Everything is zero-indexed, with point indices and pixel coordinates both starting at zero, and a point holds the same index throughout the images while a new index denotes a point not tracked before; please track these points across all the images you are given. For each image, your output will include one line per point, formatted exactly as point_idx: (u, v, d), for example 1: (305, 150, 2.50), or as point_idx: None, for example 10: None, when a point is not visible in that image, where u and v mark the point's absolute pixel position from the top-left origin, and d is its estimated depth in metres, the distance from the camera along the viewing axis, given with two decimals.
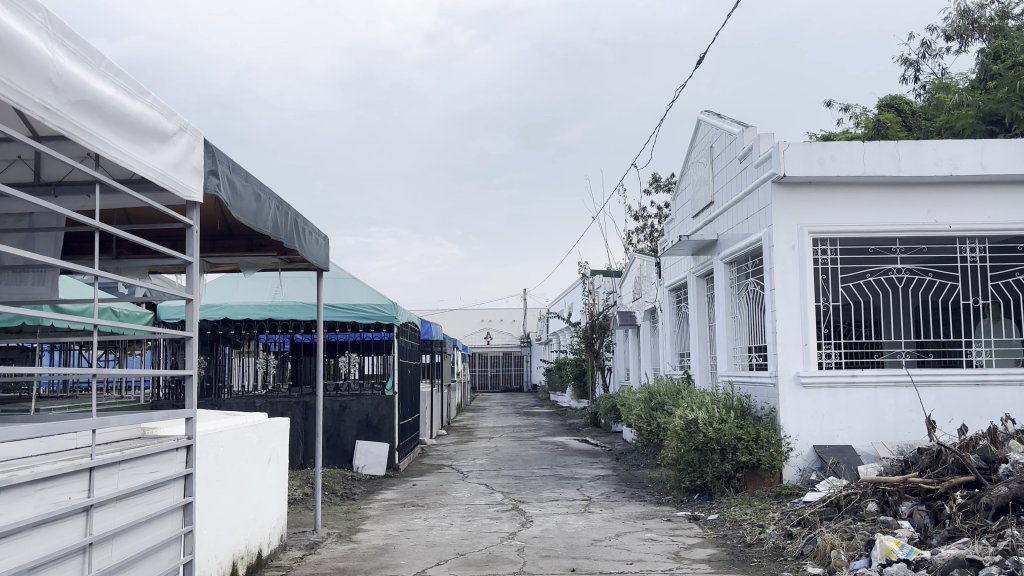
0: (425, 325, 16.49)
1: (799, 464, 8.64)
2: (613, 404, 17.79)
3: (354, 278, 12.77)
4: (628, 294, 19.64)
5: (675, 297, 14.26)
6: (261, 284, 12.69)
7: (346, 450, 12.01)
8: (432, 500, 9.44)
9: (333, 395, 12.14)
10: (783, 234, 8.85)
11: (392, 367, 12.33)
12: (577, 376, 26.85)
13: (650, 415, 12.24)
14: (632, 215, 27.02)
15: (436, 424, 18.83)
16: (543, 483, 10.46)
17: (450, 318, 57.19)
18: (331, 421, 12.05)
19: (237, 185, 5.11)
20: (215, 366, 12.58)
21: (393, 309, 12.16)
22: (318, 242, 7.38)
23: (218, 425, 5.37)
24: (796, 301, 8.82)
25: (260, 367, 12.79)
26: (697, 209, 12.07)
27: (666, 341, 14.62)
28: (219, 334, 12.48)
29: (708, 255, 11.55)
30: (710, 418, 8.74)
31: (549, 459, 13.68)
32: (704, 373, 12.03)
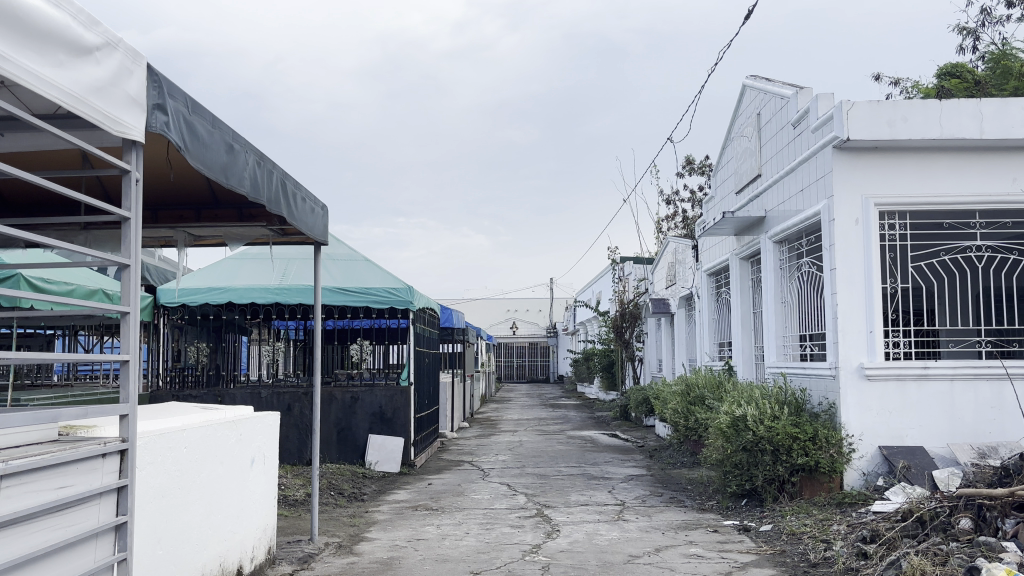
0: (447, 312, 15.63)
1: (863, 467, 7.58)
2: (645, 397, 16.78)
3: (368, 260, 11.90)
4: (661, 280, 18.59)
5: (714, 281, 13.24)
6: (269, 266, 11.86)
7: (358, 445, 11.09)
8: (447, 503, 8.52)
9: (343, 386, 11.23)
10: (845, 206, 7.78)
11: (409, 357, 11.45)
12: (606, 367, 25.84)
13: (688, 411, 11.28)
14: (664, 199, 25.93)
15: (458, 416, 17.94)
16: (571, 484, 9.51)
17: (475, 308, 56.35)
18: (341, 415, 11.11)
19: (201, 129, 4.19)
20: (224, 355, 11.77)
21: (410, 293, 11.28)
22: (313, 211, 6.47)
23: (178, 425, 4.47)
24: (860, 282, 7.75)
25: (269, 355, 11.97)
26: (741, 184, 11.02)
27: (703, 330, 13.62)
28: (223, 320, 11.66)
29: (754, 234, 10.50)
30: (761, 416, 7.78)
31: (577, 455, 12.72)
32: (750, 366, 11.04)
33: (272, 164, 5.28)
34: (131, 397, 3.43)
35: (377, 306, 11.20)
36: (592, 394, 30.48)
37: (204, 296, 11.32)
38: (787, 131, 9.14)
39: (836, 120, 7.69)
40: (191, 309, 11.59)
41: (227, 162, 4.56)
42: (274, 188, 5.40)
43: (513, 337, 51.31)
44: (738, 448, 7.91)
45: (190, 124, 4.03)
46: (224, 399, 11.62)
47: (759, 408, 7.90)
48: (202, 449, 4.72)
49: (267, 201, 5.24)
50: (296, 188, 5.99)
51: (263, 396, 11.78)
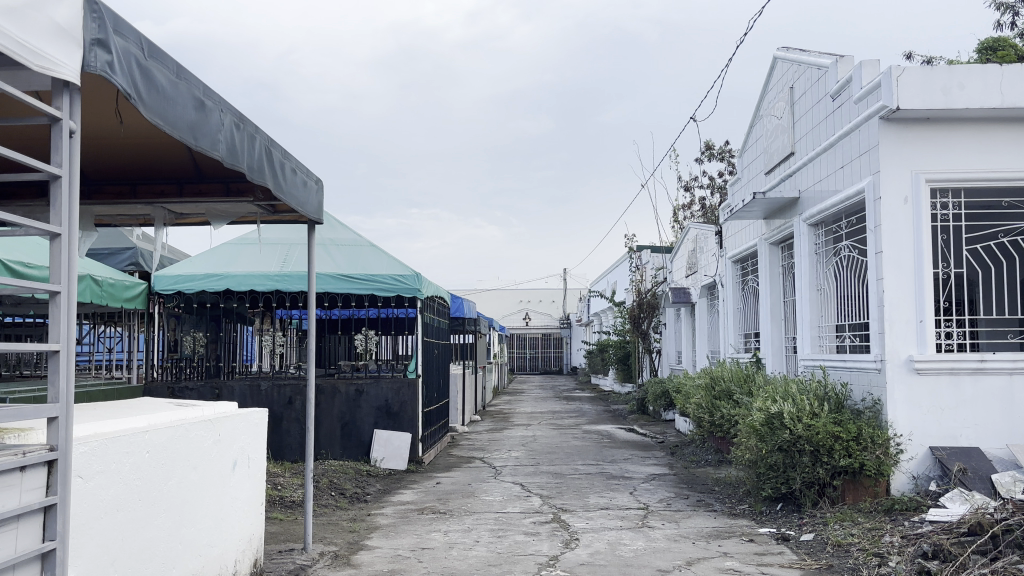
0: (457, 301, 15.01)
1: (912, 470, 6.88)
2: (664, 390, 16.14)
3: (373, 245, 11.27)
4: (681, 269, 17.90)
5: (740, 269, 12.55)
6: (270, 252, 11.25)
7: (363, 440, 10.48)
8: (456, 506, 7.89)
9: (348, 378, 10.60)
10: (893, 183, 7.07)
11: (416, 347, 10.82)
12: (622, 358, 25.17)
13: (713, 406, 10.69)
14: (682, 187, 25.18)
15: (469, 410, 17.32)
16: (590, 485, 8.86)
17: (488, 299, 55.79)
18: (345, 408, 10.50)
19: (161, 79, 3.56)
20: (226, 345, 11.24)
21: (417, 280, 10.68)
22: (306, 186, 5.84)
23: (139, 426, 3.85)
24: (910, 266, 7.04)
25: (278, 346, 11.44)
26: (772, 162, 10.30)
27: (727, 321, 12.93)
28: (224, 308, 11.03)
29: (786, 217, 9.79)
30: (799, 412, 7.14)
31: (595, 452, 12.08)
32: (789, 362, 10.19)
33: (254, 128, 4.65)
34: (61, 397, 2.80)
35: (383, 294, 10.59)
36: (608, 385, 29.85)
37: (200, 283, 10.70)
38: (825, 103, 8.42)
39: (884, 89, 6.97)
40: (187, 296, 10.97)
41: (197, 120, 3.93)
42: (258, 156, 4.77)
43: (525, 328, 50.75)
44: (775, 447, 7.22)
45: (147, 71, 3.39)
46: (221, 393, 10.86)
47: (796, 404, 7.27)
48: (170, 453, 4.09)
49: (249, 169, 4.61)
50: (286, 159, 5.35)
51: (263, 390, 10.83)
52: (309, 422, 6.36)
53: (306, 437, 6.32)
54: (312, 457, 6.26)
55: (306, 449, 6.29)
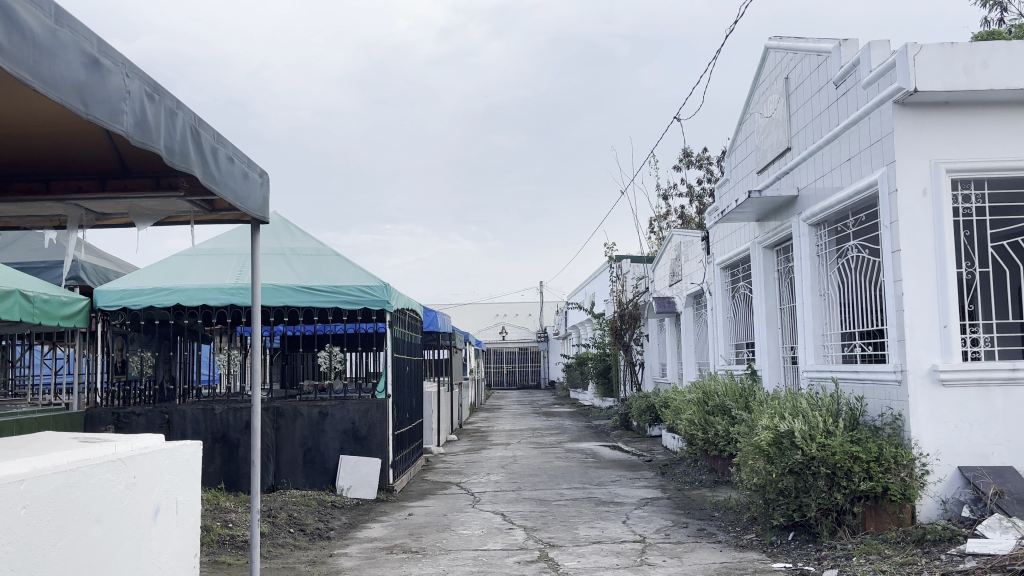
0: (430, 315, 14.19)
1: (941, 493, 6.14)
2: (649, 404, 15.43)
3: (337, 254, 10.43)
4: (664, 277, 17.21)
5: (729, 276, 11.85)
6: (225, 264, 10.34)
7: (329, 467, 9.60)
8: (430, 543, 7.02)
9: (311, 399, 9.69)
10: (910, 174, 6.37)
11: (386, 364, 9.93)
12: (602, 372, 24.44)
13: (706, 422, 10.00)
14: (661, 194, 24.56)
15: (445, 429, 16.46)
16: (577, 513, 8.05)
17: (463, 313, 54.92)
18: (308, 433, 9.62)
19: (29, 20, 2.73)
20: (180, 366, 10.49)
21: (386, 291, 9.87)
22: (250, 179, 5.00)
23: (13, 475, 3.02)
24: (932, 266, 6.33)
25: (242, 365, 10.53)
26: (765, 160, 9.62)
27: (716, 331, 12.23)
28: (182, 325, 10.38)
29: (783, 217, 9.08)
30: (810, 431, 6.43)
31: (580, 474, 11.27)
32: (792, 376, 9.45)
33: (173, 103, 3.82)
34: None
35: (349, 306, 9.78)
36: (587, 400, 29.11)
37: (147, 299, 9.77)
38: (829, 91, 7.73)
39: (900, 69, 6.27)
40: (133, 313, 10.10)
41: (89, 82, 3.10)
42: (182, 137, 3.93)
43: (502, 342, 49.94)
44: (787, 471, 6.46)
45: (2, 6, 2.57)
46: (171, 419, 9.73)
47: (807, 421, 6.55)
48: (60, 506, 3.25)
49: (167, 152, 3.78)
50: (222, 146, 4.51)
51: (218, 414, 9.71)
52: (257, 458, 5.39)
53: (253, 473, 5.37)
54: (260, 499, 5.29)
55: (253, 488, 5.36)
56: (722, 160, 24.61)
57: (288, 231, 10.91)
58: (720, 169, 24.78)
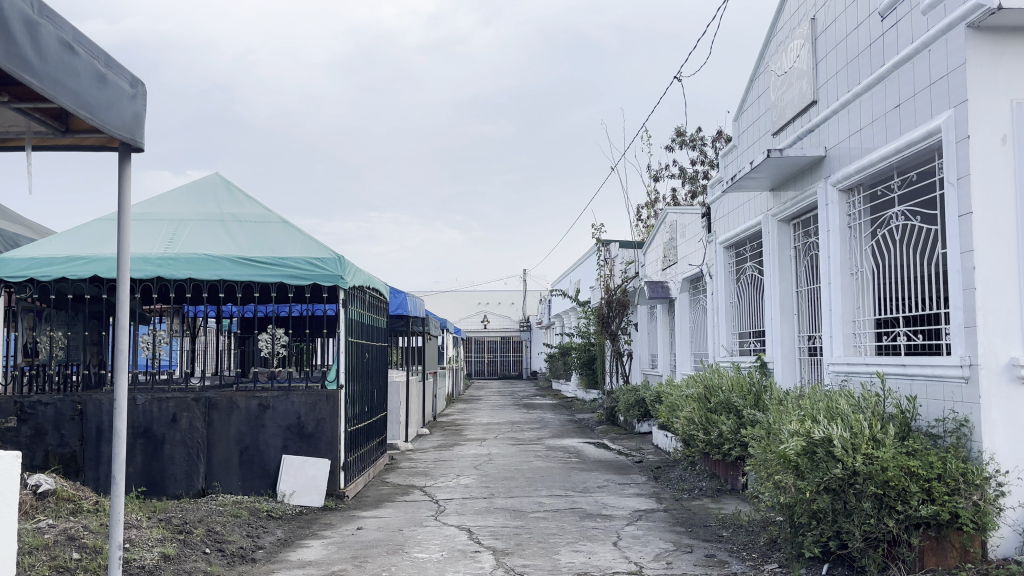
0: (398, 296, 12.81)
1: (1021, 521, 4.85)
2: (639, 398, 14.15)
3: (286, 221, 9.02)
4: (656, 261, 15.90)
5: (733, 256, 10.54)
6: (153, 228, 8.86)
7: (270, 470, 8.21)
8: (375, 572, 5.59)
9: (249, 390, 8.28)
10: (987, 116, 5.04)
11: (339, 350, 8.55)
12: (586, 362, 23.16)
13: (708, 421, 8.75)
14: (653, 176, 23.18)
15: (416, 422, 15.10)
16: (558, 531, 6.70)
17: (444, 300, 53.45)
18: (246, 429, 8.24)
19: None
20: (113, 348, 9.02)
21: (340, 265, 8.48)
22: (113, 86, 3.60)
23: None
24: (1010, 235, 5.01)
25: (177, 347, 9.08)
26: (783, 118, 8.28)
27: (716, 318, 10.96)
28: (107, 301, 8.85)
29: (805, 183, 7.74)
30: (856, 440, 5.10)
31: (562, 476, 9.94)
32: (811, 375, 8.18)
33: None
34: None
35: (296, 281, 8.39)
36: (570, 391, 27.81)
37: (59, 269, 8.23)
38: (875, 24, 6.40)
39: None
40: (43, 285, 8.54)
41: None
42: None
43: (484, 331, 48.57)
44: (823, 488, 5.15)
45: None
46: (85, 410, 8.16)
47: (850, 427, 5.23)
48: None
49: None
50: (44, 22, 3.06)
51: (140, 405, 8.19)
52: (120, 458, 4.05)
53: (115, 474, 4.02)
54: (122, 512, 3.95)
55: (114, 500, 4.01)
56: (716, 141, 23.28)
57: (230, 195, 9.46)
58: (715, 150, 23.45)
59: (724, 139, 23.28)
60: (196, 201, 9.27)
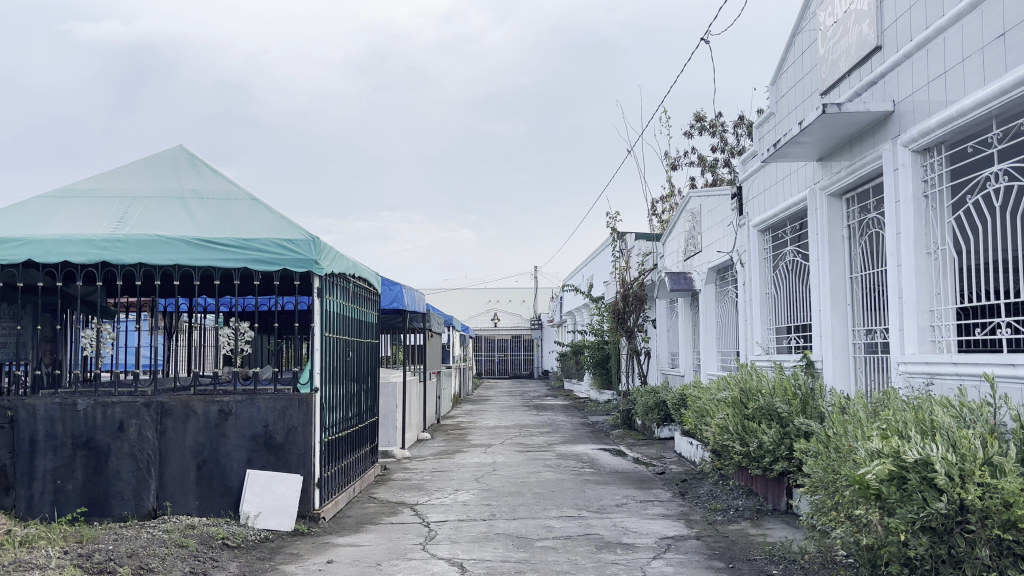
0: (392, 288, 11.62)
1: None
2: (660, 400, 12.90)
3: (254, 197, 7.82)
4: (677, 251, 14.62)
5: (769, 239, 9.27)
6: (101, 207, 7.64)
7: (233, 487, 7.02)
8: None
9: (208, 394, 7.08)
10: None
11: (315, 346, 7.33)
12: (600, 361, 21.92)
13: (745, 430, 7.49)
14: (670, 164, 21.89)
15: (416, 427, 13.87)
16: (571, 569, 5.45)
17: (454, 298, 52.30)
18: (203, 439, 7.04)
19: None
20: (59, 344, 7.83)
21: (315, 248, 7.26)
22: None
23: None
24: None
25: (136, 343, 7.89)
26: (835, 73, 7.01)
27: (749, 310, 9.68)
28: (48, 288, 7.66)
29: (867, 146, 6.44)
30: (967, 465, 3.83)
31: (574, 492, 8.69)
32: (870, 378, 6.94)
33: None
34: None
35: (263, 266, 7.19)
36: (583, 391, 26.58)
37: None
38: None
39: None
40: None
41: None
42: None
43: (494, 329, 47.33)
44: (920, 527, 3.93)
45: None
46: (16, 417, 6.96)
47: (956, 446, 3.97)
48: None
49: None
50: None
51: (80, 411, 6.99)
52: None
53: None
54: None
55: None
56: (737, 126, 21.96)
57: (193, 169, 8.25)
58: (735, 137, 22.11)
59: (746, 125, 21.95)
60: (153, 176, 8.07)
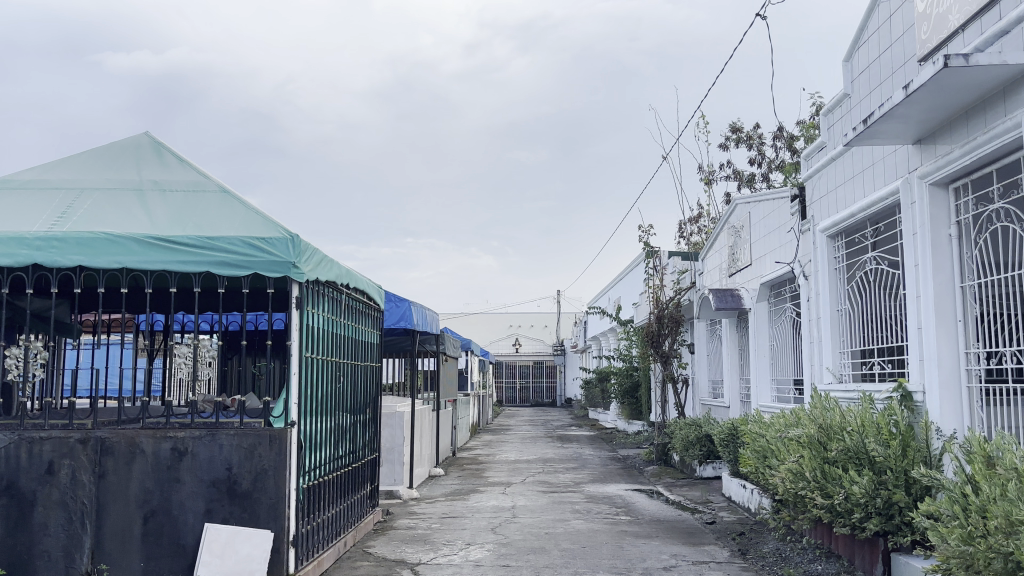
0: (400, 306, 10.24)
1: None
2: (703, 434, 11.38)
3: (225, 189, 6.51)
4: (718, 267, 13.14)
5: (842, 246, 7.80)
6: (42, 201, 6.32)
7: (187, 546, 5.63)
8: None
9: (158, 428, 5.70)
10: None
11: (293, 369, 5.92)
12: (629, 390, 20.42)
13: (827, 478, 5.99)
14: (705, 178, 20.45)
15: (427, 461, 12.42)
16: None
17: (474, 322, 50.93)
18: (152, 485, 5.66)
19: None
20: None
21: (293, 248, 5.92)
22: None
23: None
24: None
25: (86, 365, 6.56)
26: (943, 29, 5.56)
27: (816, 330, 8.18)
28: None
29: (997, 112, 4.98)
30: None
31: (610, 548, 7.20)
32: (995, 414, 5.39)
33: None
34: None
35: (229, 271, 5.85)
36: (610, 421, 25.00)
37: None
38: None
39: None
40: None
41: None
42: None
43: (515, 354, 45.83)
44: None
45: None
46: None
47: None
48: None
49: None
50: None
51: (1, 449, 5.63)
52: None
53: None
54: None
55: None
56: (777, 137, 20.50)
57: (157, 157, 6.93)
58: (774, 149, 20.67)
59: (786, 137, 20.52)
60: (105, 165, 6.76)
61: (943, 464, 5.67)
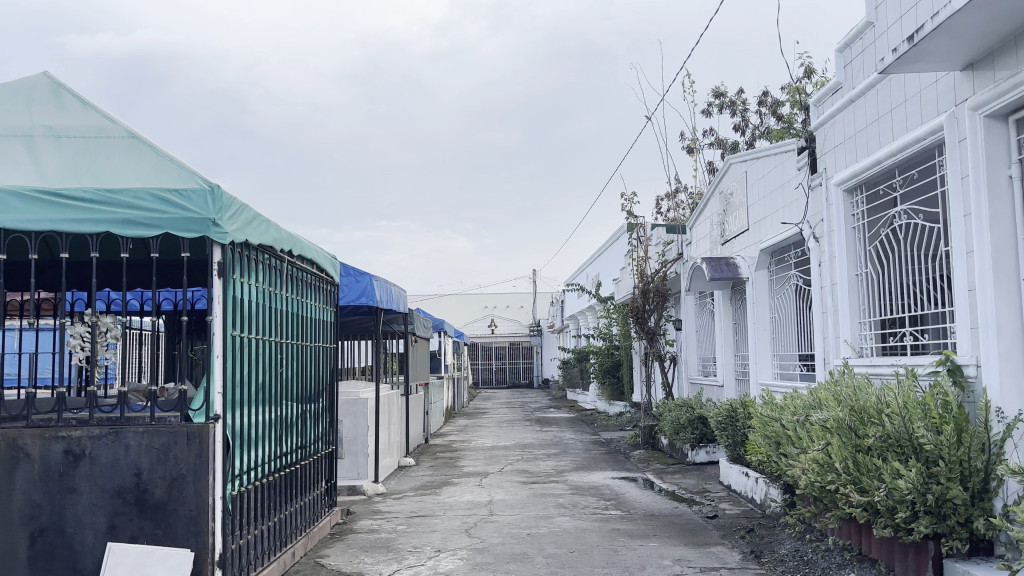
0: (361, 280, 9.14)
1: None
2: (696, 417, 10.43)
3: (134, 133, 5.33)
4: (708, 236, 12.16)
5: (862, 200, 6.81)
6: None
7: (86, 571, 4.55)
8: None
9: (48, 428, 4.58)
10: None
11: (215, 351, 4.82)
12: (610, 369, 19.46)
13: (864, 470, 5.03)
14: (687, 147, 19.48)
15: (396, 452, 11.36)
16: None
17: (448, 303, 49.77)
18: (41, 494, 4.56)
19: None
20: None
21: (212, 202, 4.81)
22: None
23: None
24: None
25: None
26: None
27: (830, 298, 7.20)
28: None
29: None
30: None
31: (602, 552, 6.21)
32: None
33: None
34: None
35: (134, 231, 4.74)
36: (590, 402, 24.09)
37: None
38: None
39: None
40: None
41: None
42: None
43: (490, 336, 44.80)
44: None
45: None
46: None
47: None
48: None
49: None
50: None
51: None
52: None
53: None
54: None
55: None
56: (761, 103, 19.55)
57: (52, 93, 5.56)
58: (758, 116, 19.73)
59: (770, 103, 19.59)
60: None
61: (1006, 451, 4.70)
